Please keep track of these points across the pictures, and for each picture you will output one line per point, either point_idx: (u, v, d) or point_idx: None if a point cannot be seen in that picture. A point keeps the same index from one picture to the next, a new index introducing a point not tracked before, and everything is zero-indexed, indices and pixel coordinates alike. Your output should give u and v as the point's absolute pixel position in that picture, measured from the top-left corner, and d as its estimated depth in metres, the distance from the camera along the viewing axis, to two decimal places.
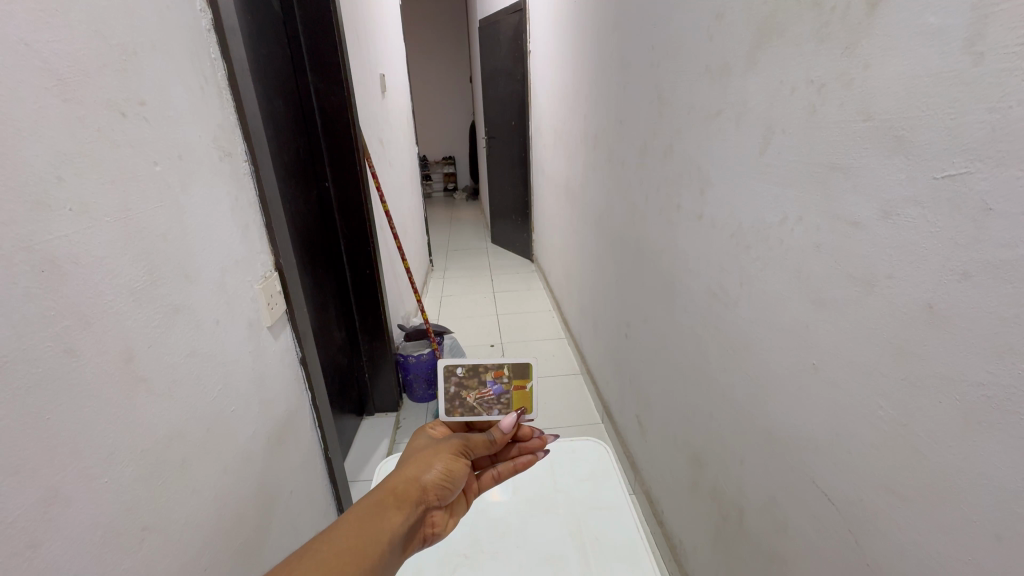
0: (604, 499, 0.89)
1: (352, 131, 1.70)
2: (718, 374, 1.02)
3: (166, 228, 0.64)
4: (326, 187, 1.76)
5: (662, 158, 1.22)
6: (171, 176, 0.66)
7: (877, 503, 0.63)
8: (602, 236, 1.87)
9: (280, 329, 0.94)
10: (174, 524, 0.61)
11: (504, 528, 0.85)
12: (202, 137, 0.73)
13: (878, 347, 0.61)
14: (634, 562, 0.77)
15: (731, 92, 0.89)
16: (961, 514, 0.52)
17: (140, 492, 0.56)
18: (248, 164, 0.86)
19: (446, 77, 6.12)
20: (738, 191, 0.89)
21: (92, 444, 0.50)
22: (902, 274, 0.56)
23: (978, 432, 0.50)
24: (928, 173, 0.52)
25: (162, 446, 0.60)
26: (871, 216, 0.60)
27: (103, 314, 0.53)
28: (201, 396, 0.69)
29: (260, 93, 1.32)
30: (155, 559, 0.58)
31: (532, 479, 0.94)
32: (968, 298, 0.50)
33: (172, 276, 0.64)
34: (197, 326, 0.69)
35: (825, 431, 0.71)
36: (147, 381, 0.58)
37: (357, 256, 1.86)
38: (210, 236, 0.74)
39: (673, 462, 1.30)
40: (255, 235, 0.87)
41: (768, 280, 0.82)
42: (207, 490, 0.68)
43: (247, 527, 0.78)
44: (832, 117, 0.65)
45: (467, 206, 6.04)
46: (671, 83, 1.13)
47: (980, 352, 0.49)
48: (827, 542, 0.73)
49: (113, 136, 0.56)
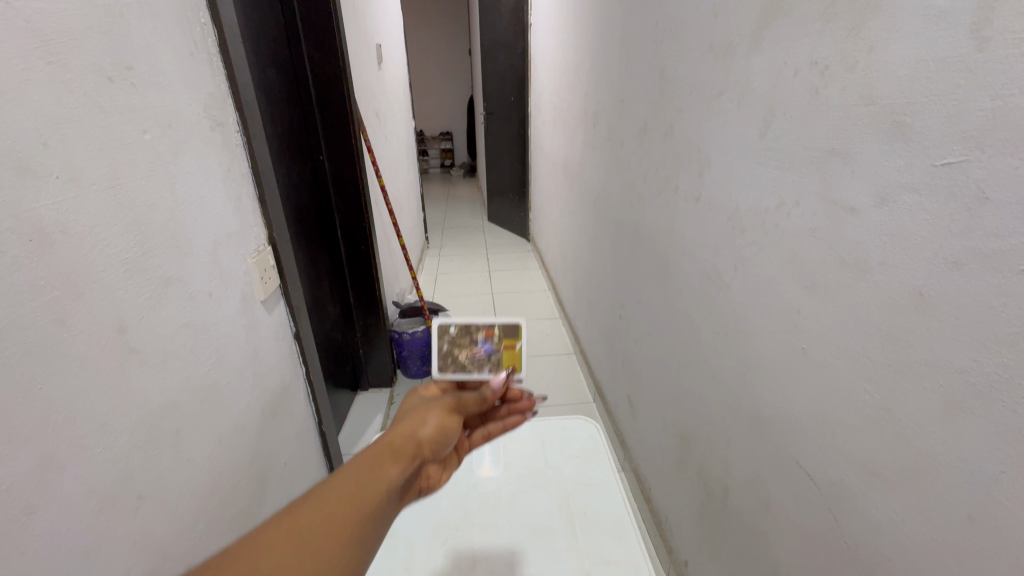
0: (596, 475, 0.90)
1: (347, 104, 1.66)
2: (709, 356, 1.03)
3: (156, 199, 0.63)
4: (321, 161, 1.73)
5: (662, 138, 1.21)
6: (161, 145, 0.64)
7: (859, 484, 0.65)
8: (598, 216, 1.86)
9: (275, 303, 0.94)
10: (168, 493, 0.62)
11: (496, 502, 0.86)
12: (192, 104, 0.71)
13: (867, 332, 0.62)
14: (619, 535, 0.78)
15: (734, 71, 0.87)
16: (937, 497, 0.54)
17: (134, 462, 0.56)
18: (240, 135, 0.85)
19: (444, 50, 5.97)
20: (737, 175, 0.89)
21: (85, 415, 0.50)
22: (895, 261, 0.57)
23: (958, 418, 0.51)
24: (927, 160, 0.52)
25: (156, 417, 0.60)
26: (868, 202, 0.60)
27: (94, 284, 0.52)
28: (195, 369, 0.69)
29: (252, 62, 1.29)
30: (151, 526, 0.59)
31: (523, 455, 0.94)
32: (959, 286, 0.50)
33: (164, 248, 0.64)
34: (189, 299, 0.68)
35: (811, 411, 0.72)
36: (139, 353, 0.58)
37: (352, 231, 1.84)
38: (203, 209, 0.73)
39: (662, 440, 1.33)
40: (247, 208, 0.86)
41: (761, 264, 0.83)
42: (201, 460, 0.69)
43: (241, 497, 0.79)
44: (834, 100, 0.64)
45: (461, 182, 5.99)
46: (674, 60, 1.11)
47: (965, 340, 0.50)
48: (806, 519, 0.75)
49: (99, 102, 0.54)
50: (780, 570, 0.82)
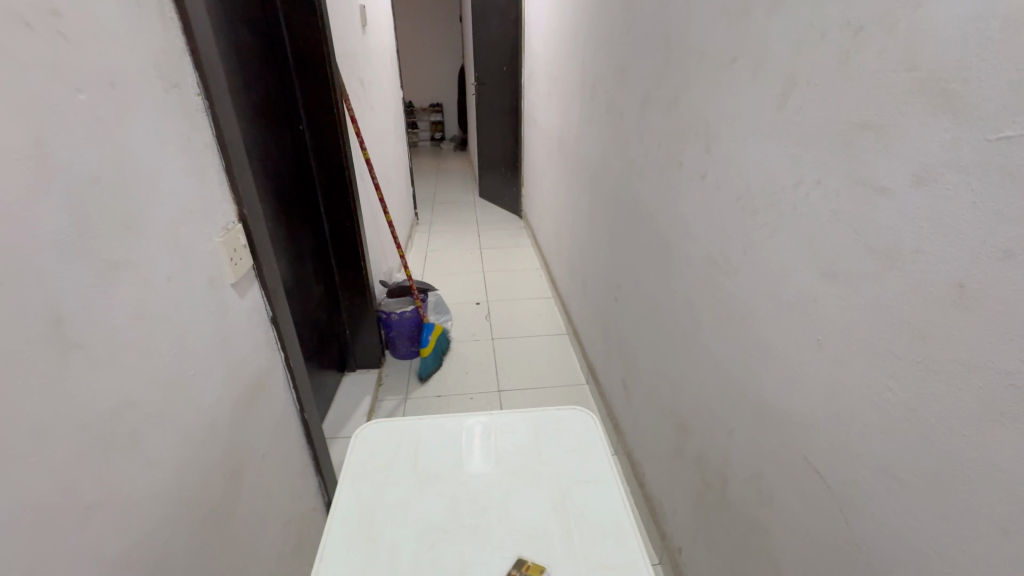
0: (593, 471, 0.78)
1: (328, 69, 1.55)
2: (711, 343, 0.98)
3: (97, 170, 0.55)
4: (301, 131, 1.62)
5: (666, 110, 1.13)
6: (101, 107, 0.55)
7: (874, 486, 0.61)
8: (594, 194, 1.79)
9: (247, 286, 0.86)
10: (124, 501, 0.56)
11: (483, 503, 0.72)
12: (140, 61, 0.62)
13: (894, 326, 0.56)
14: (620, 539, 0.67)
15: (751, 34, 0.79)
16: (965, 506, 0.50)
17: (79, 471, 0.50)
18: (202, 99, 0.76)
19: (433, 16, 5.72)
20: (749, 151, 0.82)
21: (12, 423, 0.44)
22: (932, 249, 0.51)
23: (996, 424, 0.47)
24: (980, 135, 0.46)
25: (106, 418, 0.54)
26: (903, 182, 0.54)
27: (18, 271, 0.45)
28: (153, 363, 0.62)
29: (221, 19, 1.17)
30: (103, 539, 0.53)
31: (513, 448, 0.81)
32: (1008, 279, 0.45)
33: (109, 228, 0.56)
34: (143, 285, 0.61)
35: (824, 407, 0.68)
36: (80, 348, 0.51)
37: (336, 207, 1.74)
38: (157, 183, 0.65)
39: (659, 426, 1.29)
40: (212, 182, 0.78)
41: (773, 248, 0.77)
42: (164, 461, 0.63)
43: (213, 496, 0.74)
44: (868, 66, 0.57)
45: (452, 157, 5.83)
46: (682, 24, 1.03)
47: (1012, 339, 0.45)
48: (813, 518, 0.72)
49: (16, 53, 0.45)
50: (782, 566, 0.79)
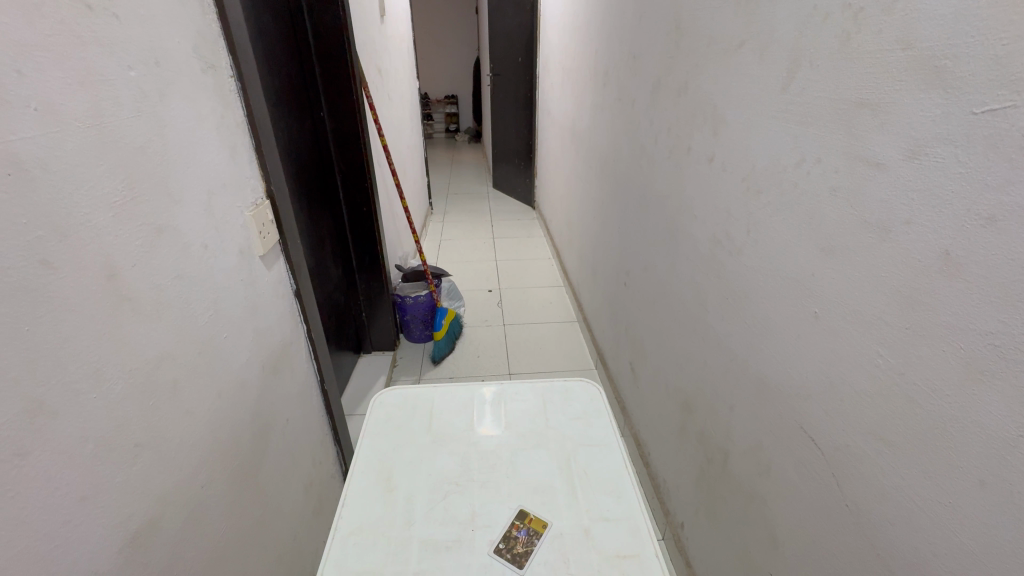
0: (596, 438, 0.81)
1: (348, 56, 1.59)
2: (715, 322, 1.01)
3: (144, 141, 0.60)
4: (322, 117, 1.67)
5: (677, 94, 1.15)
6: (148, 84, 0.61)
7: (865, 450, 0.64)
8: (606, 181, 1.81)
9: (273, 259, 0.92)
10: (168, 442, 0.62)
11: (494, 462, 0.77)
12: (180, 42, 0.67)
13: (885, 295, 0.59)
14: (619, 492, 0.72)
15: (758, 19, 0.82)
16: (948, 462, 0.53)
17: (131, 411, 0.56)
18: (234, 81, 0.81)
19: (450, 8, 5.74)
20: (754, 132, 0.84)
21: (76, 361, 0.49)
22: (922, 219, 0.54)
23: (975, 382, 0.50)
24: (967, 108, 0.48)
25: (152, 366, 0.59)
26: (896, 156, 0.56)
27: (80, 226, 0.50)
28: (192, 322, 0.67)
29: (248, 6, 1.22)
30: (151, 473, 0.59)
31: (523, 415, 0.85)
32: (989, 245, 0.47)
33: (154, 194, 0.61)
34: (184, 249, 0.66)
35: (820, 378, 0.71)
36: (131, 300, 0.56)
37: (354, 191, 1.79)
38: (196, 156, 0.70)
39: (665, 406, 1.31)
40: (243, 158, 0.83)
41: (775, 227, 0.80)
42: (201, 412, 0.69)
43: (243, 450, 0.80)
44: (866, 46, 0.60)
45: (466, 148, 5.86)
46: (693, 9, 1.05)
47: (993, 300, 0.47)
48: (809, 484, 0.75)
49: (78, 32, 0.50)
50: (779, 534, 0.82)
